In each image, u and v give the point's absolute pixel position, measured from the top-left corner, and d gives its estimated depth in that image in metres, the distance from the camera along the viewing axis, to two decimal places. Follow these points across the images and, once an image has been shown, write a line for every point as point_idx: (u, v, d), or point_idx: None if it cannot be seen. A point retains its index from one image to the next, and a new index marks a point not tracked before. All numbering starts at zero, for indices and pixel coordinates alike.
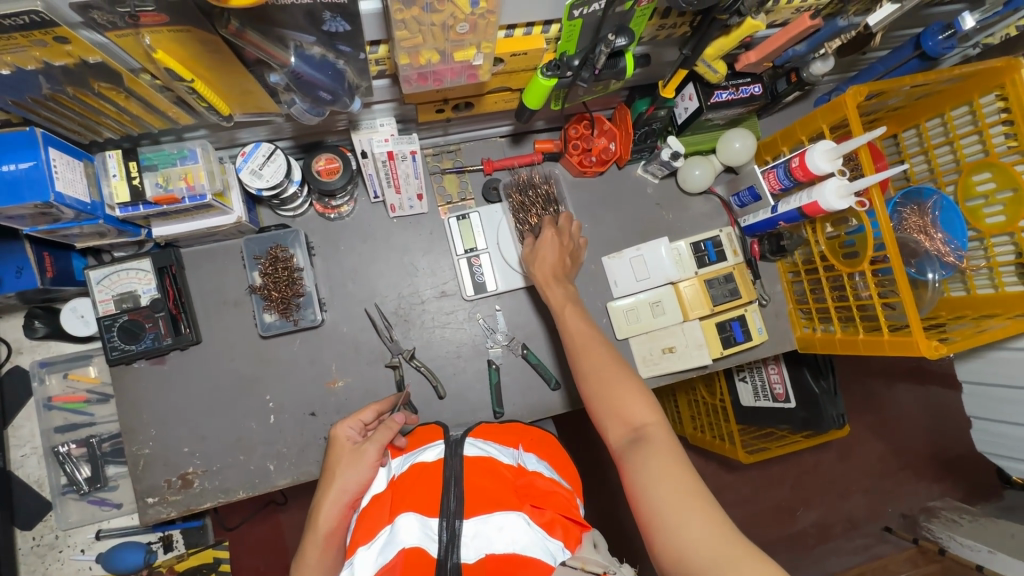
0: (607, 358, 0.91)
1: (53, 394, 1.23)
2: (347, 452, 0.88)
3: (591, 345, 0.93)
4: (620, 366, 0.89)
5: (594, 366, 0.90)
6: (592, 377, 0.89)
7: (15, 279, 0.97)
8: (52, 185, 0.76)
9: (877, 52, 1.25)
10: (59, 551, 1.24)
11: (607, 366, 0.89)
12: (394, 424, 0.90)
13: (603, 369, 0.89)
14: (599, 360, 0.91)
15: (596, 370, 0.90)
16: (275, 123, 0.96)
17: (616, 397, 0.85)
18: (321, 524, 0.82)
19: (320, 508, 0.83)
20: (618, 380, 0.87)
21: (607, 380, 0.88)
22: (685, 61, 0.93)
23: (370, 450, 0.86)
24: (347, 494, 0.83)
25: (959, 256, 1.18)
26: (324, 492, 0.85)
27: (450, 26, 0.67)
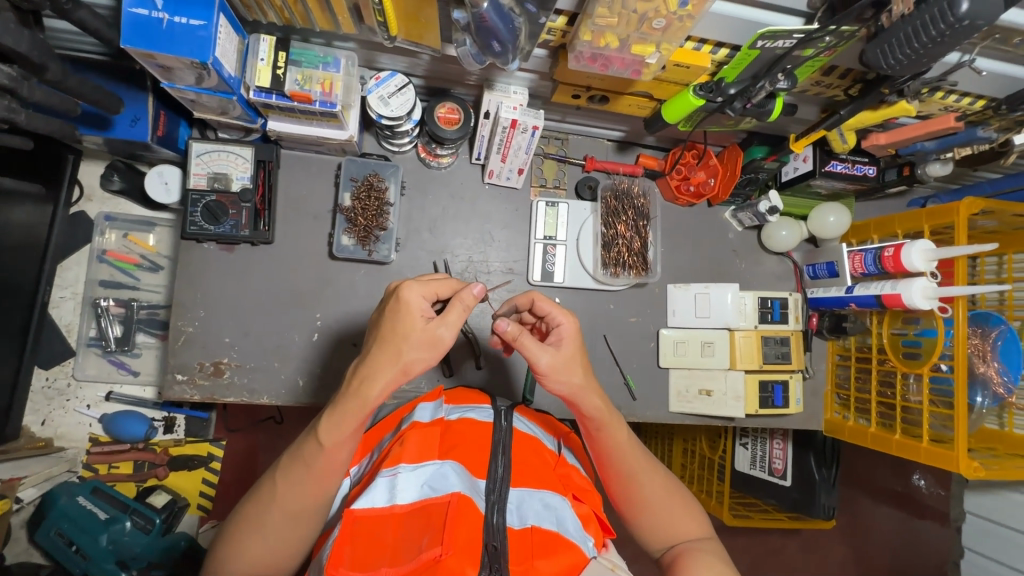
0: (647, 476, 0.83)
1: (108, 249, 1.26)
2: (415, 330, 0.70)
3: (640, 469, 0.82)
4: (661, 483, 0.83)
5: (648, 498, 0.82)
6: (641, 510, 0.82)
7: (129, 127, 0.98)
8: (212, 49, 0.77)
9: (988, 173, 1.26)
10: (66, 399, 1.26)
11: (650, 489, 0.82)
12: (468, 300, 0.73)
13: (649, 493, 0.82)
14: (652, 488, 0.82)
15: (648, 501, 0.82)
16: (417, 58, 0.97)
17: (671, 529, 0.81)
18: (371, 397, 0.70)
19: (373, 379, 0.70)
20: (673, 510, 0.82)
21: (659, 511, 0.81)
22: (831, 121, 0.90)
23: (446, 339, 0.71)
24: (405, 374, 0.71)
25: (1009, 390, 1.17)
26: (379, 364, 0.70)
27: (648, 18, 0.69)
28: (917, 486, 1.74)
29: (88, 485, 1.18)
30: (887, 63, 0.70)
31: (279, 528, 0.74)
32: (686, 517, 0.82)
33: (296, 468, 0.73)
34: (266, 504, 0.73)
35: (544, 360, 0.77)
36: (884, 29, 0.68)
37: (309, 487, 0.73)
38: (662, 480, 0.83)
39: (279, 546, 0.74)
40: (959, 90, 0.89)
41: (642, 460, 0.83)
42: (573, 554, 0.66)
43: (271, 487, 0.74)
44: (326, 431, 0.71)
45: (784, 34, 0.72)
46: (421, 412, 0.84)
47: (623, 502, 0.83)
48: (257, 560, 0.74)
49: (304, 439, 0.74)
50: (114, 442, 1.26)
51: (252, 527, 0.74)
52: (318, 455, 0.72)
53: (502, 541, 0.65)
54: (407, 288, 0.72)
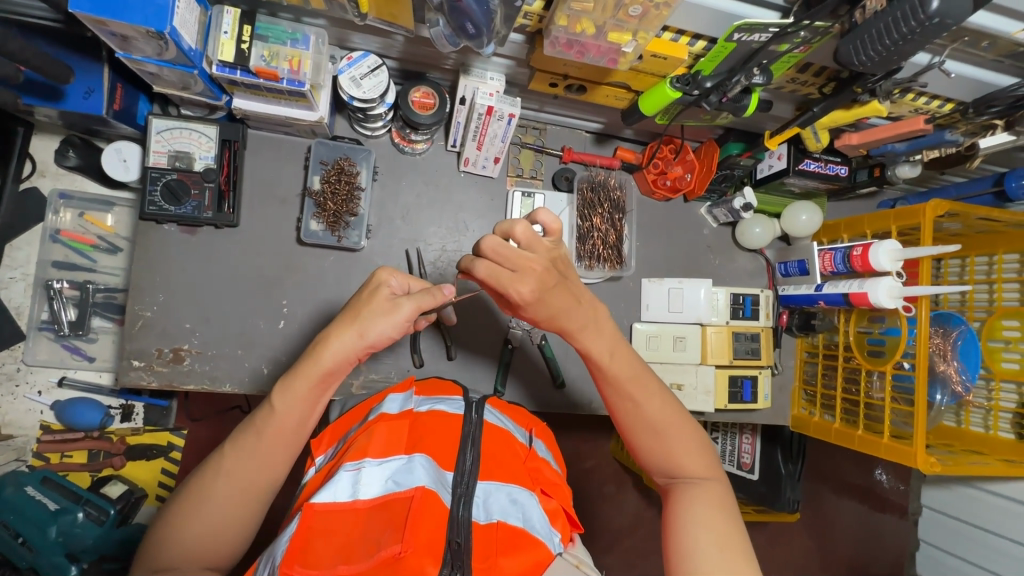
0: (649, 398, 0.82)
1: (62, 228, 1.20)
2: (380, 300, 0.76)
3: (638, 387, 0.81)
4: (665, 407, 0.82)
5: (647, 418, 0.81)
6: (641, 431, 0.82)
7: (82, 100, 0.92)
8: (170, 19, 0.73)
9: (954, 176, 1.28)
10: (15, 385, 1.21)
11: (651, 414, 0.81)
12: (440, 294, 0.78)
13: (651, 415, 0.81)
14: (654, 407, 0.81)
15: (649, 419, 0.81)
16: (391, 39, 0.94)
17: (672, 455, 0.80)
18: (323, 361, 0.73)
19: (327, 342, 0.73)
20: (675, 434, 0.81)
21: (658, 431, 0.81)
22: (804, 118, 0.90)
23: (409, 313, 0.76)
24: (363, 341, 0.74)
25: (966, 388, 1.20)
26: (338, 330, 0.74)
27: (623, 5, 0.68)
28: (878, 480, 1.79)
29: (37, 474, 1.17)
30: (859, 60, 0.70)
31: (220, 508, 0.69)
32: (687, 441, 0.80)
33: (247, 437, 0.72)
34: (210, 479, 0.70)
35: (526, 292, 0.76)
36: (857, 25, 0.68)
37: (259, 456, 0.71)
38: (665, 402, 0.82)
39: (221, 526, 0.69)
40: (929, 92, 0.90)
41: (640, 377, 0.83)
42: (538, 551, 0.65)
43: (217, 461, 0.72)
44: (280, 394, 0.72)
45: (760, 28, 0.71)
46: (390, 403, 0.82)
47: (623, 421, 0.83)
48: (196, 544, 0.68)
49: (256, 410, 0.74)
50: (67, 430, 1.21)
51: (193, 504, 0.69)
52: (270, 420, 0.72)
53: (466, 537, 0.64)
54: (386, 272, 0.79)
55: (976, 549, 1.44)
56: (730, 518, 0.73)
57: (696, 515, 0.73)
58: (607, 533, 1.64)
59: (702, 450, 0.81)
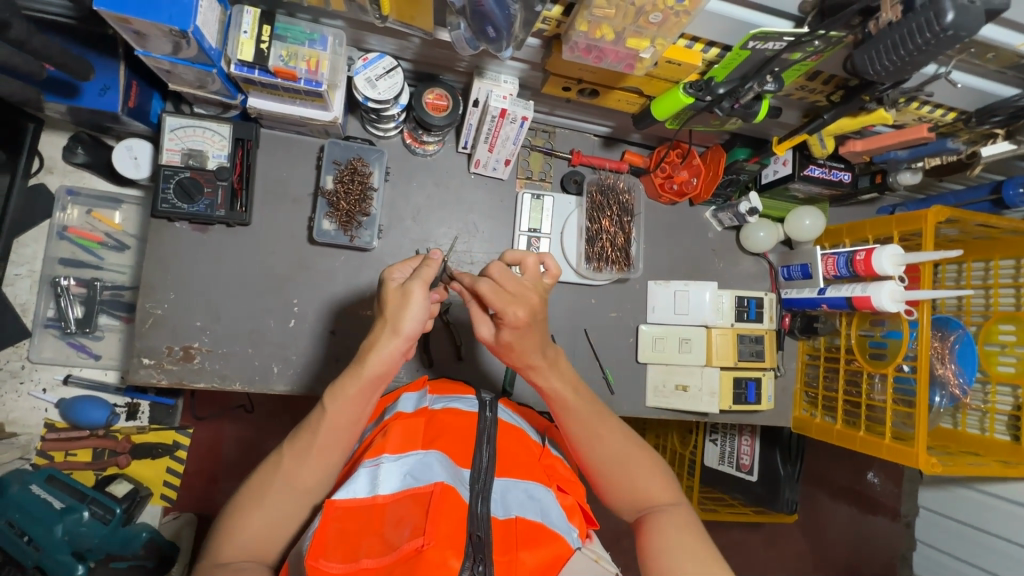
0: (604, 432, 0.82)
1: (69, 225, 1.21)
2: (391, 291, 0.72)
3: (595, 420, 0.82)
4: (619, 438, 0.83)
5: (605, 454, 0.81)
6: (602, 468, 0.82)
7: (98, 97, 0.92)
8: (194, 18, 0.74)
9: (952, 184, 1.31)
10: (19, 382, 1.20)
11: (609, 448, 0.82)
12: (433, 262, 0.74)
13: (610, 448, 0.82)
14: (612, 441, 0.82)
15: (610, 454, 0.82)
16: (407, 41, 0.94)
17: (636, 486, 0.80)
18: (368, 368, 0.71)
19: (371, 348, 0.72)
20: (635, 464, 0.81)
21: (620, 465, 0.81)
22: (813, 125, 0.92)
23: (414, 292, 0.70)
24: (401, 339, 0.71)
25: (964, 390, 1.23)
26: (377, 335, 0.72)
27: (644, 12, 0.70)
28: (873, 483, 1.82)
29: (42, 473, 1.14)
30: (873, 69, 0.72)
31: (277, 507, 0.71)
32: (650, 470, 0.81)
33: (301, 437, 0.73)
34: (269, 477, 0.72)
35: (490, 333, 0.80)
36: (871, 36, 0.70)
37: (313, 456, 0.72)
38: (619, 435, 0.83)
39: (274, 523, 0.70)
40: (933, 101, 0.93)
41: (597, 411, 0.84)
42: (557, 544, 0.65)
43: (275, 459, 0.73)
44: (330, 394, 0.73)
45: (775, 36, 0.73)
46: (404, 403, 0.83)
47: (586, 460, 0.83)
48: (253, 542, 0.69)
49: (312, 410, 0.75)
50: (72, 428, 1.21)
51: (253, 502, 0.71)
52: (321, 420, 0.73)
53: (486, 530, 0.64)
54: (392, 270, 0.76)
55: (972, 550, 1.47)
56: (703, 540, 0.73)
57: (668, 544, 0.72)
58: (607, 534, 1.66)
59: (666, 478, 0.82)
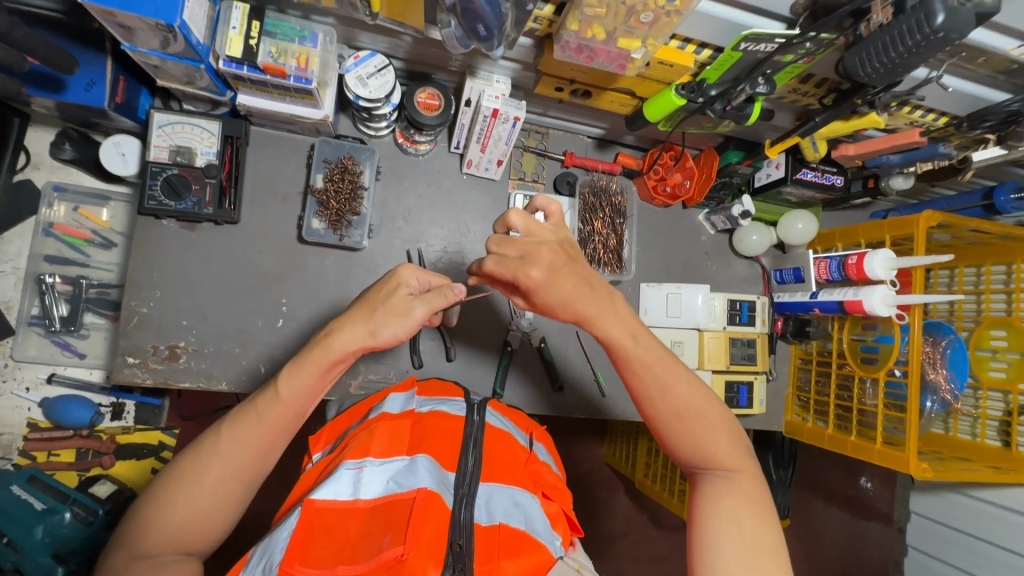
0: (678, 391, 0.77)
1: (56, 222, 1.19)
2: (395, 298, 0.75)
3: (669, 381, 0.77)
4: (696, 399, 0.78)
5: (674, 411, 0.77)
6: (670, 423, 0.78)
7: (84, 92, 0.91)
8: (180, 12, 0.73)
9: (944, 189, 1.31)
10: (3, 381, 1.18)
11: (680, 408, 0.77)
12: (451, 296, 0.77)
13: (682, 409, 0.77)
14: (684, 400, 0.77)
15: (677, 413, 0.77)
16: (399, 39, 0.94)
17: (703, 449, 0.77)
18: (331, 351, 0.73)
19: (337, 333, 0.73)
20: (706, 425, 0.77)
21: (689, 425, 0.77)
22: (805, 127, 0.91)
23: (417, 315, 0.75)
24: (372, 338, 0.75)
25: (955, 396, 1.23)
26: (349, 322, 0.74)
27: (635, 11, 0.69)
28: (864, 489, 1.81)
29: (24, 474, 1.13)
30: (865, 71, 0.72)
31: (211, 490, 0.70)
32: (719, 432, 0.77)
33: (246, 420, 0.72)
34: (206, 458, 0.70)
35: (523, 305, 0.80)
36: (862, 39, 0.70)
37: (257, 440, 0.72)
38: (695, 394, 0.78)
39: (210, 507, 0.69)
40: (925, 105, 0.93)
41: (672, 367, 0.78)
42: (539, 554, 0.64)
43: (213, 441, 0.72)
44: (285, 381, 0.72)
45: (766, 38, 0.72)
46: (392, 403, 0.82)
47: (651, 414, 0.79)
48: (183, 525, 0.68)
49: (257, 393, 0.74)
50: (56, 428, 1.19)
51: (184, 485, 0.69)
52: (272, 405, 0.72)
53: (468, 540, 0.64)
54: (405, 271, 0.78)
55: (964, 556, 1.46)
56: (760, 516, 0.72)
57: (720, 511, 0.72)
58: (598, 538, 1.65)
59: (735, 441, 0.78)
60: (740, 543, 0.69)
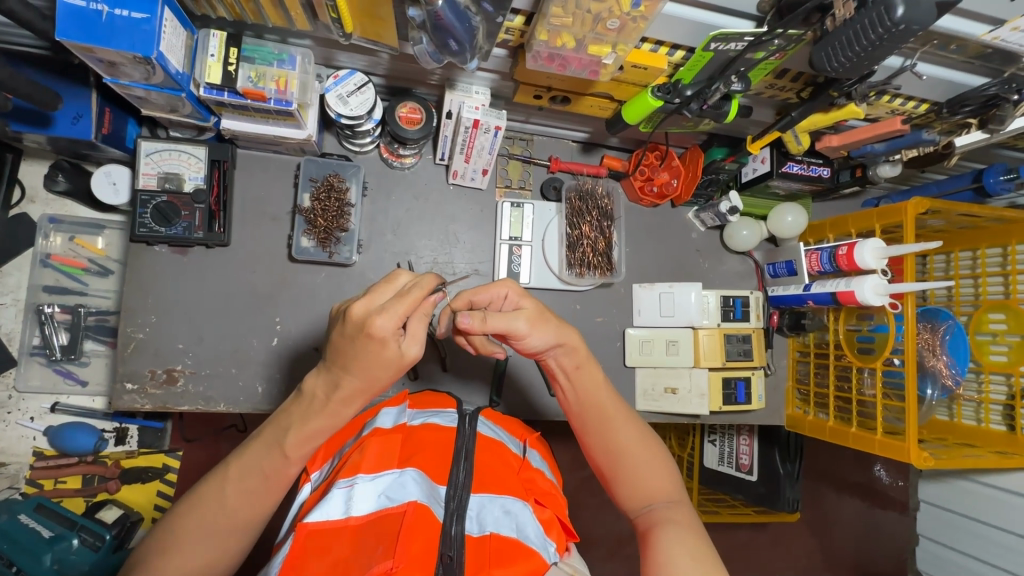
0: (622, 424, 0.82)
1: (53, 252, 1.22)
2: (387, 359, 0.65)
3: (615, 415, 0.82)
4: (638, 431, 0.83)
5: (620, 443, 0.81)
6: (615, 458, 0.81)
7: (70, 125, 0.93)
8: (157, 44, 0.74)
9: (935, 174, 1.30)
10: (7, 412, 1.21)
11: (624, 439, 0.81)
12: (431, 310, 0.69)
13: (628, 442, 0.81)
14: (629, 434, 0.82)
15: (623, 446, 0.81)
16: (376, 57, 0.95)
17: (646, 483, 0.80)
18: (345, 414, 0.71)
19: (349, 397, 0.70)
20: (647, 458, 0.82)
21: (634, 458, 0.81)
22: (784, 123, 0.93)
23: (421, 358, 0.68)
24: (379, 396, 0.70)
25: (956, 381, 1.22)
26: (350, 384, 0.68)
27: (602, 18, 0.70)
28: (877, 477, 1.79)
29: (31, 502, 1.15)
30: (833, 65, 0.72)
31: (216, 542, 0.70)
32: (659, 466, 0.81)
33: (253, 479, 0.71)
34: (209, 513, 0.70)
35: (522, 325, 0.76)
36: (828, 33, 0.70)
37: (265, 496, 0.73)
38: (637, 429, 0.83)
39: (212, 558, 0.70)
40: (904, 94, 0.92)
41: (619, 404, 0.84)
42: (532, 563, 0.64)
43: (217, 495, 0.71)
44: (293, 443, 0.71)
45: (735, 37, 0.73)
46: (383, 418, 0.82)
47: (599, 451, 0.82)
48: None
49: (258, 450, 0.72)
50: (61, 456, 1.23)
51: (187, 542, 0.69)
52: (279, 465, 0.72)
53: (458, 551, 0.64)
54: (379, 320, 0.62)
55: (977, 543, 1.45)
56: (704, 542, 0.73)
57: (666, 532, 0.73)
58: (608, 540, 1.64)
59: (671, 475, 0.82)
60: (688, 556, 0.70)
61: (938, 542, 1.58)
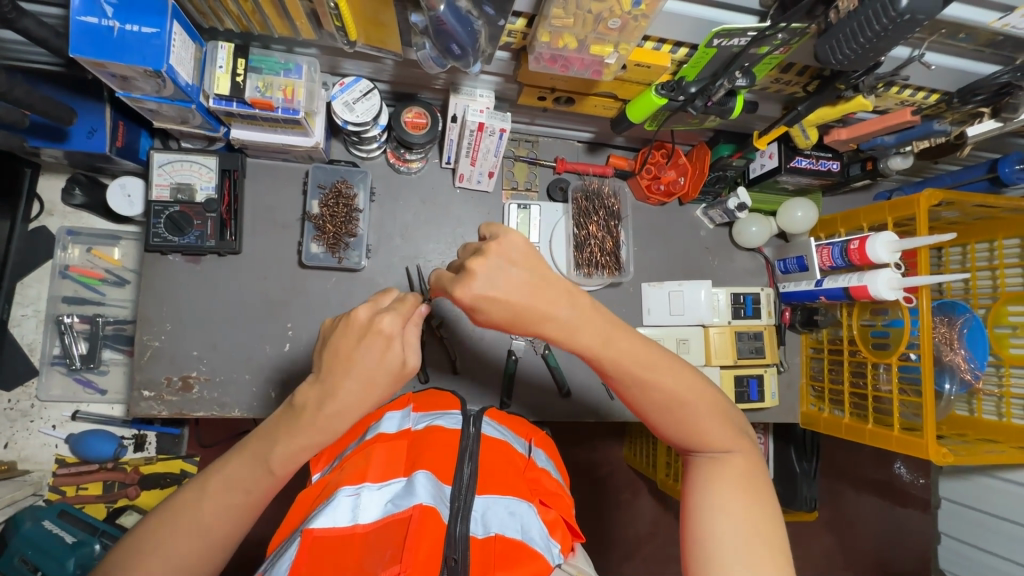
0: (666, 382, 0.72)
1: (71, 264, 1.24)
2: (380, 361, 0.67)
3: (655, 368, 0.72)
4: (688, 385, 0.73)
5: (666, 397, 0.72)
6: (660, 413, 0.73)
7: (86, 139, 0.96)
8: (167, 57, 0.76)
9: (948, 165, 1.28)
10: (30, 420, 1.25)
11: (673, 397, 0.72)
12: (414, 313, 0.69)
13: (676, 399, 0.72)
14: (674, 388, 0.72)
15: (671, 400, 0.72)
16: (381, 63, 0.96)
17: (698, 437, 0.73)
18: (335, 425, 0.69)
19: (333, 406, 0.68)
20: (700, 410, 0.73)
21: (683, 411, 0.72)
22: (791, 117, 0.91)
23: (411, 366, 0.69)
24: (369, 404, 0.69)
25: (976, 375, 1.19)
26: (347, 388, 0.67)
27: (603, 18, 0.70)
28: (898, 474, 1.77)
29: (54, 508, 1.17)
30: (837, 58, 0.72)
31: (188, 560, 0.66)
32: (712, 416, 0.73)
33: (233, 491, 0.68)
34: (184, 524, 0.66)
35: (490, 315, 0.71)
36: (833, 25, 0.69)
37: (198, 541, 0.67)
38: (683, 381, 0.73)
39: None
40: (914, 84, 0.91)
41: (661, 355, 0.73)
42: (537, 563, 0.64)
43: (189, 502, 0.68)
44: (278, 455, 0.68)
45: (739, 32, 0.73)
46: (387, 423, 0.83)
47: (642, 404, 0.74)
48: None
49: (240, 461, 0.69)
50: (82, 462, 1.25)
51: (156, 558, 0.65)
52: (263, 479, 0.69)
53: (462, 554, 0.64)
54: (383, 319, 0.66)
55: (1000, 541, 1.41)
56: (764, 511, 0.67)
57: (720, 501, 0.68)
58: (623, 542, 1.63)
59: (728, 421, 0.74)
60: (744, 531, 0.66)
61: (962, 541, 1.55)
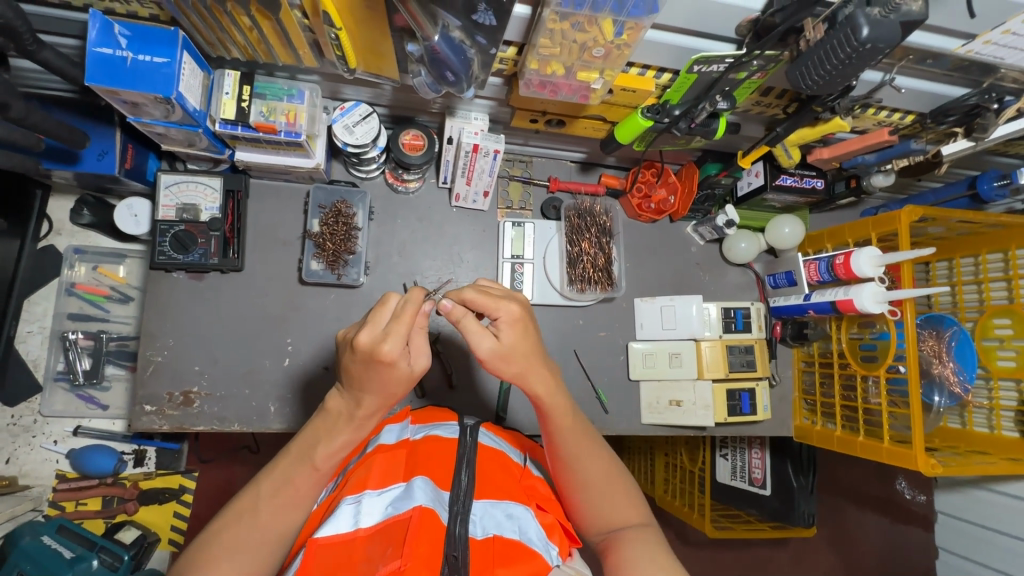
0: (592, 452, 0.82)
1: (77, 282, 1.29)
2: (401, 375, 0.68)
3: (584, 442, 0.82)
4: (607, 459, 0.83)
5: (587, 468, 0.81)
6: (581, 486, 0.81)
7: (97, 161, 1.00)
8: (177, 84, 0.80)
9: (931, 182, 1.32)
10: (32, 436, 1.27)
11: (593, 470, 0.81)
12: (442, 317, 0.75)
13: (594, 469, 0.81)
14: (593, 461, 0.82)
15: (589, 474, 0.81)
16: (380, 89, 1.00)
17: (610, 513, 0.80)
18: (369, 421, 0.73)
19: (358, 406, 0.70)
20: (613, 487, 0.82)
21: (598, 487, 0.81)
22: (770, 138, 0.95)
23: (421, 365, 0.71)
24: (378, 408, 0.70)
25: (964, 388, 1.20)
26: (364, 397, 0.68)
27: (588, 47, 0.74)
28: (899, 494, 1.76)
29: (53, 524, 1.17)
30: (807, 83, 0.76)
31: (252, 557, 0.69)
32: (621, 495, 0.82)
33: (280, 487, 0.72)
34: (246, 522, 0.70)
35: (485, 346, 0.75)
36: (802, 53, 0.73)
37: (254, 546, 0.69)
38: (604, 457, 0.83)
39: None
40: (888, 106, 0.95)
41: (586, 433, 0.84)
42: (536, 563, 0.66)
43: (250, 502, 0.72)
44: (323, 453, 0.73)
45: (716, 59, 0.77)
46: (387, 436, 0.85)
47: (567, 477, 0.82)
48: None
49: (291, 463, 0.74)
50: (81, 478, 1.27)
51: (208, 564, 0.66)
52: (311, 476, 0.73)
53: (463, 552, 0.66)
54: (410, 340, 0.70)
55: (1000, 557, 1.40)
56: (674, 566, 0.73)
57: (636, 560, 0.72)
58: None
59: (634, 504, 0.83)
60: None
61: (968, 560, 1.53)
